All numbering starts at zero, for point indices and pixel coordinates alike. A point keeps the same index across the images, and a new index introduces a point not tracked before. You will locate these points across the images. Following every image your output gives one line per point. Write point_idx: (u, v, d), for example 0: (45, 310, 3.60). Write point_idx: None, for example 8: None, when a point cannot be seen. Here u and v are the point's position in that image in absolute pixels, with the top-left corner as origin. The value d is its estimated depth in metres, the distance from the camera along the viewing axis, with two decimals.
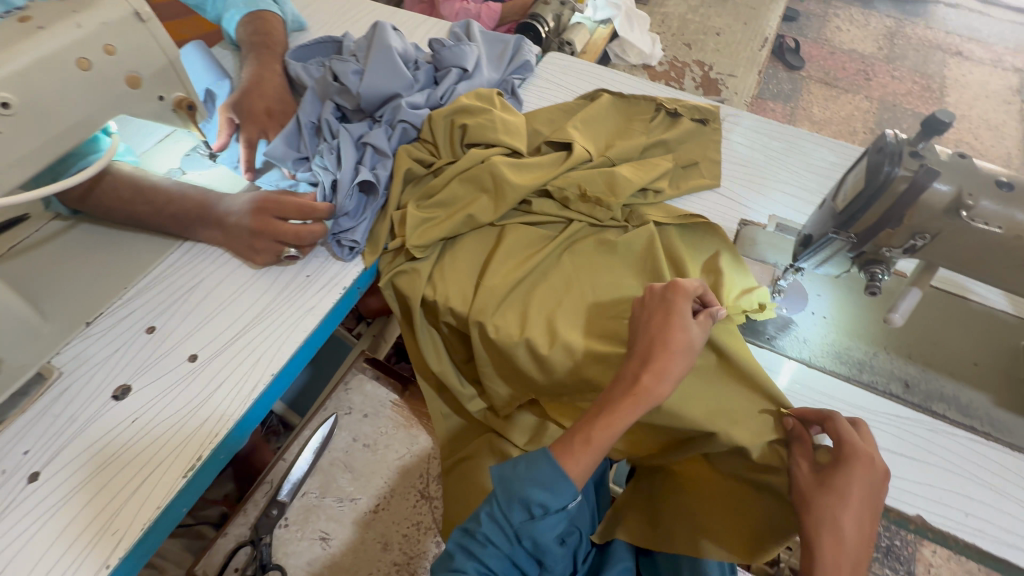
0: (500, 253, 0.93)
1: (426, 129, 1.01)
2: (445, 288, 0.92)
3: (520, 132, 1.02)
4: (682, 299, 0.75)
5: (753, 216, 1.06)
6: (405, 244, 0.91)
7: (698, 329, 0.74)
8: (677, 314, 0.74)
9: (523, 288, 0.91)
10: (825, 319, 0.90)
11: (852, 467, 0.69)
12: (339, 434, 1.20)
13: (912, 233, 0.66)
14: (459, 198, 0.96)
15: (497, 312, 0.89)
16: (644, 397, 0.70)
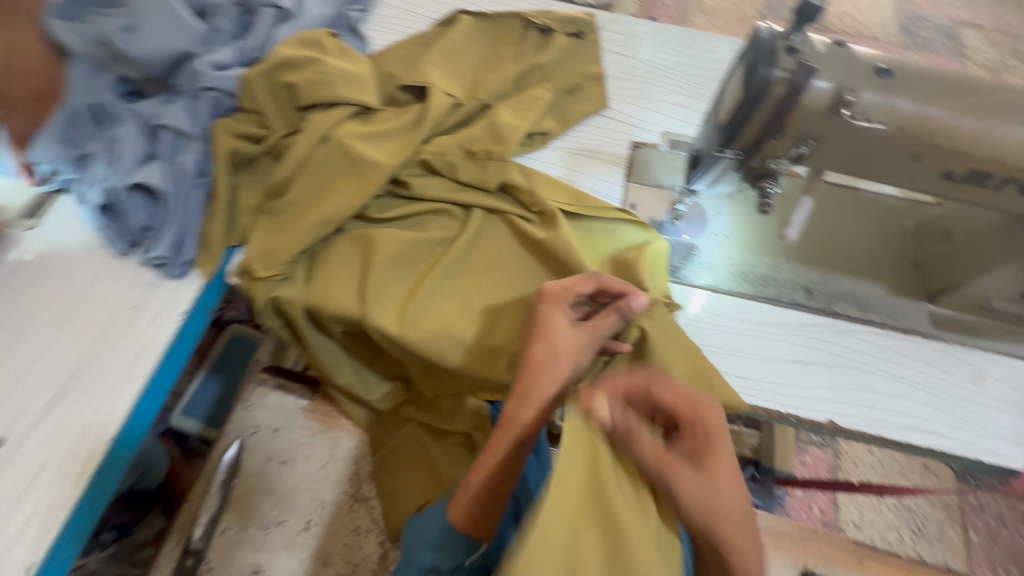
0: (396, 257, 0.78)
1: (244, 95, 0.81)
2: (321, 289, 0.77)
3: (365, 79, 0.85)
4: (552, 307, 0.67)
5: (644, 136, 0.97)
6: (252, 250, 0.76)
7: (573, 339, 0.65)
8: (543, 328, 0.66)
9: (431, 291, 0.79)
10: (727, 240, 0.86)
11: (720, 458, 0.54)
12: (250, 457, 1.08)
13: (797, 140, 0.59)
14: (314, 180, 0.78)
15: (396, 312, 0.77)
16: (510, 429, 0.62)
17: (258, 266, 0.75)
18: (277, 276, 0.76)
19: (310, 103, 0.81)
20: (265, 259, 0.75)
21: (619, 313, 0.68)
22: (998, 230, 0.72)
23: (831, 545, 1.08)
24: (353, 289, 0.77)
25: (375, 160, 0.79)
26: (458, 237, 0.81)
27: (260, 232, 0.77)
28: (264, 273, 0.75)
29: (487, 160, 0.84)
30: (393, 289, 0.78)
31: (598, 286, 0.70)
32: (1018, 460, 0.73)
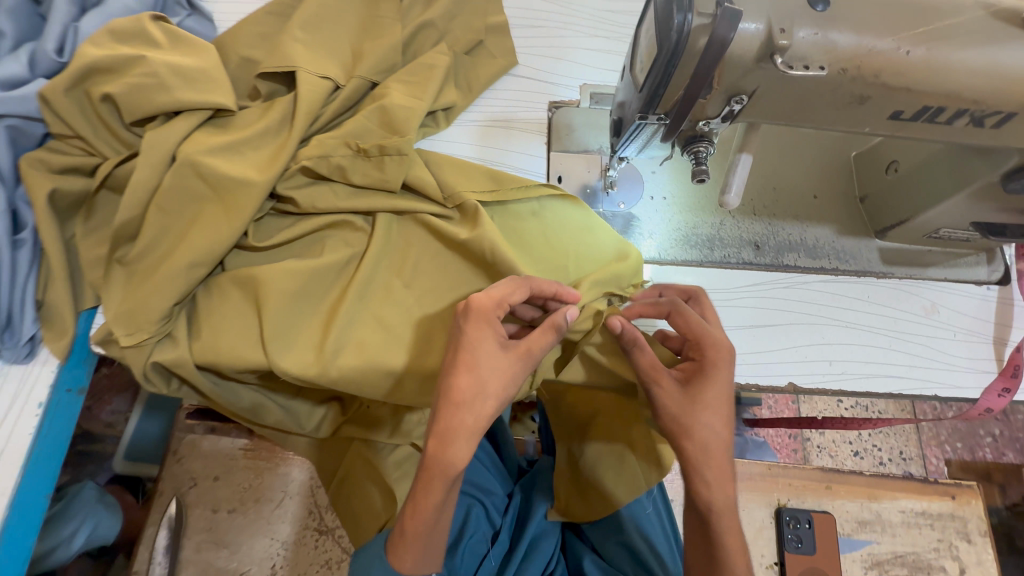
0: (296, 290, 0.66)
1: (54, 118, 0.65)
2: (211, 340, 0.64)
3: (212, 75, 0.67)
4: (477, 326, 0.55)
5: (562, 93, 0.84)
6: (114, 312, 0.62)
7: (500, 367, 0.55)
8: (467, 353, 0.54)
9: (346, 321, 0.66)
10: (665, 202, 0.78)
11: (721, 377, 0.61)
12: (193, 512, 0.98)
13: (727, 97, 0.50)
14: (172, 214, 0.64)
15: (306, 357, 0.64)
16: (438, 469, 0.54)
17: (122, 333, 0.62)
18: (151, 339, 0.63)
19: (145, 116, 0.64)
20: (130, 322, 0.62)
21: (552, 330, 0.57)
22: (940, 159, 0.65)
23: (802, 476, 1.09)
24: (250, 335, 0.65)
25: (240, 178, 0.64)
26: (366, 252, 0.69)
27: (118, 288, 0.64)
28: (135, 339, 0.62)
29: (382, 156, 0.69)
30: (301, 324, 0.66)
31: (531, 293, 0.59)
32: (974, 389, 0.72)
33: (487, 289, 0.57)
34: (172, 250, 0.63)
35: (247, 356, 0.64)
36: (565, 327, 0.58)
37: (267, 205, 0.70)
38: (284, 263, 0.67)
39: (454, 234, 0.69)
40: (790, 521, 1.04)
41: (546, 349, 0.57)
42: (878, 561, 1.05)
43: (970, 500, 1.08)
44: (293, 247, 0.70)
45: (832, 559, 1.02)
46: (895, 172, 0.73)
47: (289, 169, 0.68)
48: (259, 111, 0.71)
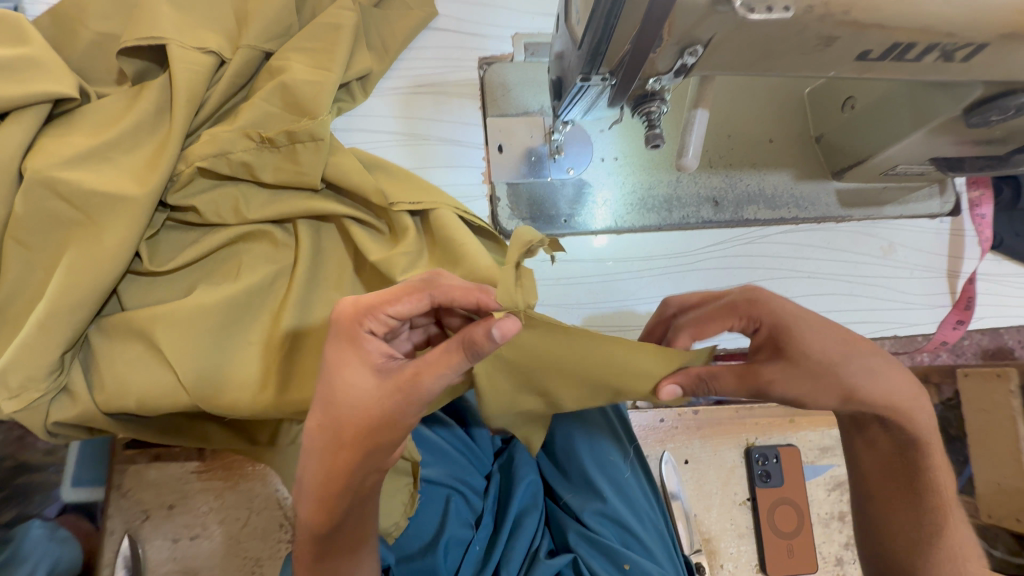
0: (211, 322, 0.56)
1: None
2: (122, 387, 0.55)
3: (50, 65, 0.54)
4: (341, 345, 0.47)
5: (493, 46, 0.74)
6: None
7: (366, 391, 0.46)
8: (330, 378, 0.46)
9: (283, 346, 0.57)
10: (617, 163, 0.72)
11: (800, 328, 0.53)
12: (152, 546, 0.91)
13: (680, 49, 0.43)
14: (36, 248, 0.53)
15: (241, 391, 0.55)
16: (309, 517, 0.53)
17: (3, 398, 0.51)
18: (43, 397, 0.53)
19: None
20: (10, 384, 0.51)
21: (466, 352, 0.42)
22: (900, 95, 0.61)
23: (766, 414, 1.13)
24: (170, 374, 0.56)
25: (114, 194, 0.52)
26: (295, 264, 0.59)
27: None
28: (22, 402, 0.52)
29: (293, 145, 0.57)
30: (227, 354, 0.57)
31: (427, 303, 0.44)
32: (931, 324, 0.73)
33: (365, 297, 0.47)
34: (48, 291, 0.52)
35: (169, 402, 0.55)
36: (470, 349, 0.41)
37: (159, 215, 0.59)
38: (198, 295, 0.58)
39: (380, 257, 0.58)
40: (759, 458, 1.08)
41: (433, 371, 0.44)
42: (838, 482, 1.11)
43: None
44: (201, 268, 0.60)
45: (798, 487, 1.08)
46: (852, 110, 0.69)
47: (180, 173, 0.57)
48: (125, 102, 0.58)
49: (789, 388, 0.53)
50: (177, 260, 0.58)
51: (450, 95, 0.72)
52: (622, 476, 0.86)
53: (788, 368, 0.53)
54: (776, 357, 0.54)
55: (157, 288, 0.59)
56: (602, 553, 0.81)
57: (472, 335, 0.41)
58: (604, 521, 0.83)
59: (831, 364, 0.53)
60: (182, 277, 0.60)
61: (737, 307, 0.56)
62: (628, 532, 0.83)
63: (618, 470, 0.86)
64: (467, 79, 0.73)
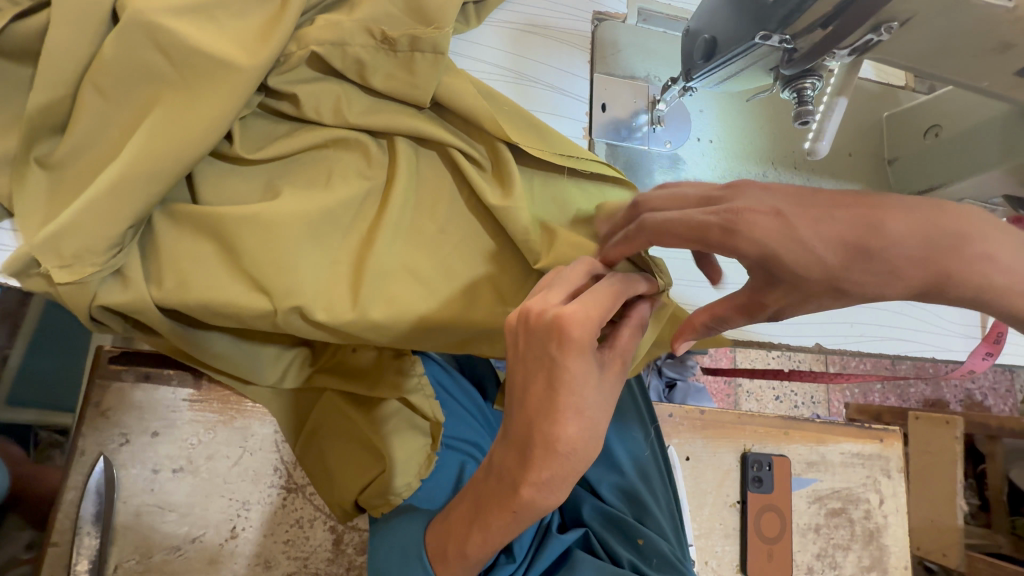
0: (299, 224, 0.50)
1: None
2: (186, 280, 0.50)
3: None
4: (581, 358, 0.42)
5: (608, 4, 0.72)
6: (32, 239, 0.45)
7: (606, 395, 0.45)
8: (571, 396, 0.43)
9: (377, 271, 0.53)
10: (711, 146, 0.72)
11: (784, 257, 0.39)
12: (128, 473, 0.83)
13: (874, 25, 0.43)
14: (116, 100, 0.46)
15: (332, 310, 0.51)
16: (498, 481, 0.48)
17: (52, 266, 0.45)
18: (98, 273, 0.47)
19: None
20: (63, 252, 0.45)
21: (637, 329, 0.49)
22: (994, 130, 0.63)
23: (764, 424, 1.17)
24: (246, 273, 0.50)
25: (220, 57, 0.46)
26: (393, 182, 0.55)
27: (39, 197, 0.48)
28: (73, 274, 0.46)
29: (412, 52, 0.53)
30: (309, 263, 0.51)
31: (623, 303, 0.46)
32: (961, 352, 0.78)
33: (582, 303, 0.43)
34: (124, 154, 0.45)
35: (239, 303, 0.50)
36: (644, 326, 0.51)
37: (253, 99, 0.53)
38: (285, 195, 0.52)
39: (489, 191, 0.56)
40: (753, 464, 1.12)
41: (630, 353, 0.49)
42: (819, 496, 1.17)
43: (893, 442, 1.24)
44: (286, 166, 0.54)
45: (785, 496, 1.12)
46: (935, 137, 0.72)
47: (290, 55, 0.51)
48: None
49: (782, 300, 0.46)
50: (266, 153, 0.53)
51: (558, 44, 0.70)
52: (642, 458, 0.87)
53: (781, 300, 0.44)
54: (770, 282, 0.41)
55: (232, 178, 0.53)
56: (611, 524, 0.81)
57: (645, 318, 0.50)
58: (618, 495, 0.85)
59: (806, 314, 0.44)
60: (261, 173, 0.54)
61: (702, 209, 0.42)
62: (641, 508, 0.83)
63: (638, 448, 0.88)
64: (576, 30, 0.71)
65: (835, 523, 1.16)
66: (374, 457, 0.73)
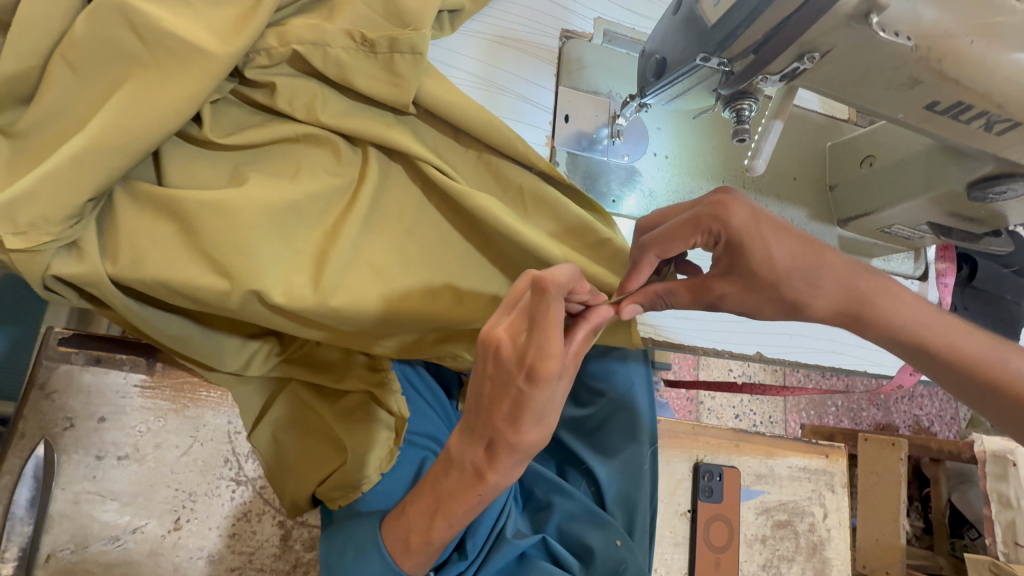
0: (260, 212, 0.51)
1: None
2: (142, 255, 0.50)
3: None
4: (545, 390, 0.44)
5: (576, 24, 0.77)
6: None
7: (560, 402, 0.49)
8: (535, 414, 0.46)
9: (339, 260, 0.54)
10: (666, 161, 0.76)
11: (754, 250, 0.52)
12: (69, 459, 0.80)
13: (799, 54, 0.48)
14: (84, 75, 0.47)
15: (292, 295, 0.52)
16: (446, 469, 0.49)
17: (6, 233, 0.45)
18: (54, 243, 0.47)
19: None
20: (18, 220, 0.45)
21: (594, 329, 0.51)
22: (918, 161, 0.69)
23: (716, 436, 1.21)
24: (204, 252, 0.51)
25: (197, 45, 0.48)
26: (361, 177, 0.57)
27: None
28: (27, 241, 0.46)
29: (391, 54, 0.55)
30: (269, 248, 0.52)
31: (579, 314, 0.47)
32: (892, 368, 0.83)
33: (543, 344, 0.42)
34: (89, 128, 0.46)
35: (197, 282, 0.51)
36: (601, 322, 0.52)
37: (226, 86, 0.55)
38: (250, 182, 0.53)
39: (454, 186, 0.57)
40: (704, 474, 1.15)
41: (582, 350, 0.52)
42: (766, 508, 1.21)
43: (838, 458, 1.29)
44: (255, 155, 0.56)
45: (734, 507, 1.15)
46: (869, 166, 0.78)
47: (270, 50, 0.53)
48: None
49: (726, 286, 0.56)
50: (234, 139, 0.54)
51: (528, 58, 0.74)
52: (643, 465, 0.81)
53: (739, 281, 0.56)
54: (729, 273, 0.55)
55: (201, 162, 0.54)
56: (594, 524, 0.78)
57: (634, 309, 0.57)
58: (614, 499, 0.81)
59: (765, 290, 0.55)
60: (226, 157, 0.55)
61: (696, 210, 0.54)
62: (632, 516, 0.79)
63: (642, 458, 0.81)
64: (544, 46, 0.75)
65: (781, 535, 1.20)
66: (335, 449, 0.75)
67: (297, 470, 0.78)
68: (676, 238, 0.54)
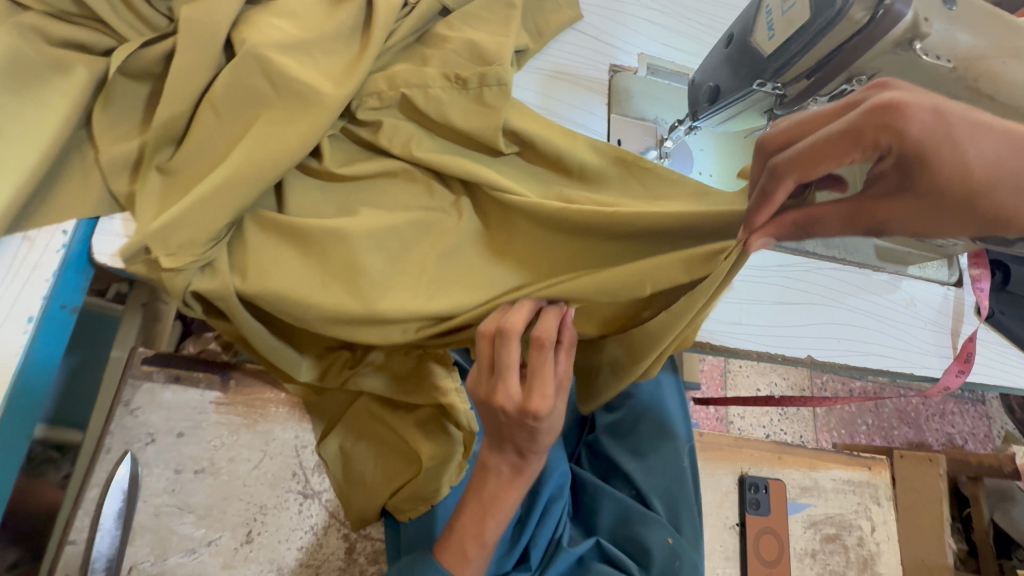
0: (369, 237, 0.58)
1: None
2: (269, 274, 0.57)
3: None
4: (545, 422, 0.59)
5: (622, 58, 0.84)
6: (145, 235, 0.53)
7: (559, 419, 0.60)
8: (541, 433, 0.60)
9: (438, 273, 0.60)
10: (712, 179, 0.80)
11: (941, 162, 0.39)
12: (150, 473, 0.84)
13: (848, 76, 0.55)
14: (225, 118, 0.55)
15: (396, 304, 0.57)
16: None
17: (161, 254, 0.54)
18: (193, 264, 0.55)
19: None
20: (170, 242, 0.53)
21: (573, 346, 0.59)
22: None
23: (759, 449, 1.22)
24: (319, 272, 0.58)
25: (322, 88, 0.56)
26: (449, 202, 0.64)
27: (153, 198, 0.56)
28: (177, 261, 0.54)
29: (481, 88, 0.63)
30: (377, 266, 0.58)
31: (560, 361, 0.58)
32: (937, 370, 0.86)
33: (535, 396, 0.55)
34: (231, 163, 0.54)
35: (310, 295, 0.57)
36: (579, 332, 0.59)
37: (338, 124, 0.63)
38: (360, 212, 0.61)
39: (527, 203, 0.60)
40: (750, 486, 1.16)
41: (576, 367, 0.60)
42: (814, 521, 1.20)
43: (881, 470, 1.29)
44: (360, 187, 0.63)
45: (782, 520, 1.15)
46: None
47: (383, 94, 0.63)
48: (322, 11, 0.61)
49: (898, 217, 0.43)
50: (344, 172, 0.61)
51: (583, 90, 0.81)
52: (687, 462, 0.88)
53: (917, 203, 0.41)
54: (899, 193, 0.42)
55: (314, 193, 0.62)
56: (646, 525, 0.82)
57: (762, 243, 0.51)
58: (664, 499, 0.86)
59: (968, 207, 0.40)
60: (334, 187, 0.63)
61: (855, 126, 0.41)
62: (677, 513, 0.84)
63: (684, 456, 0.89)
64: (595, 80, 0.82)
65: (830, 549, 1.19)
66: (409, 461, 0.83)
67: (364, 486, 0.85)
68: (826, 159, 0.42)
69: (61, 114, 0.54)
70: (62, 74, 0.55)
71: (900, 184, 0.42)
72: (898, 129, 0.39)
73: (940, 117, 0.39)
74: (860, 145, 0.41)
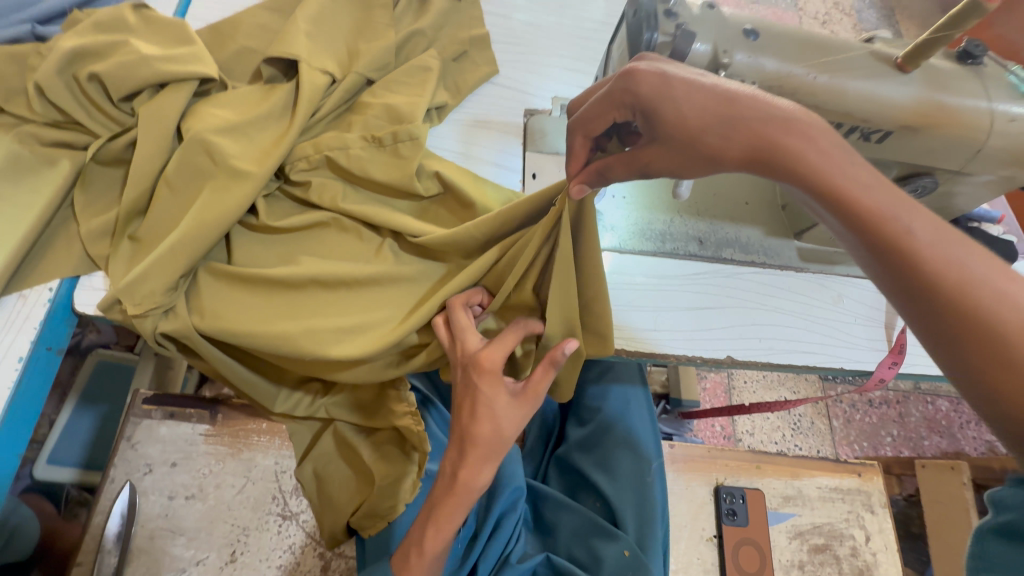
0: (305, 276, 0.69)
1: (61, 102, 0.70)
2: (217, 315, 0.69)
3: (200, 57, 0.72)
4: (490, 384, 0.65)
5: (537, 103, 0.95)
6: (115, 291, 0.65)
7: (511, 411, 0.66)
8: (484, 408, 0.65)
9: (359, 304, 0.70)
10: (624, 202, 0.90)
11: (665, 110, 0.48)
12: (147, 499, 0.95)
13: None
14: (177, 191, 0.68)
15: (319, 331, 0.67)
16: None
17: (130, 304, 0.65)
18: (155, 309, 0.66)
19: (133, 89, 0.69)
20: (136, 295, 0.65)
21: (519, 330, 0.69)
22: None
23: (736, 458, 1.22)
24: (256, 311, 0.69)
25: (257, 158, 0.69)
26: (369, 242, 0.74)
27: (124, 260, 0.69)
28: (141, 308, 0.65)
29: (395, 144, 0.74)
30: (308, 305, 0.70)
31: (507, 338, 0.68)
32: (872, 363, 0.87)
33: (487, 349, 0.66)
34: (182, 228, 0.66)
35: (247, 328, 0.67)
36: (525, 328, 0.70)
37: (275, 185, 0.76)
38: (297, 259, 0.72)
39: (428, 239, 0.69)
40: (726, 497, 1.16)
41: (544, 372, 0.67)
42: (800, 531, 1.18)
43: (873, 476, 1.25)
44: (295, 237, 0.75)
45: (762, 530, 1.14)
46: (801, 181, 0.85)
47: (310, 158, 0.75)
48: (259, 95, 0.75)
49: (665, 163, 0.51)
50: (276, 225, 0.73)
51: (501, 134, 0.92)
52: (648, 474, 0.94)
53: (659, 148, 0.50)
54: (654, 140, 0.50)
55: (255, 245, 0.74)
56: (605, 538, 0.89)
57: (587, 197, 0.58)
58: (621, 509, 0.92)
59: (701, 147, 0.48)
60: (270, 238, 0.74)
61: (610, 92, 0.51)
62: (645, 532, 0.88)
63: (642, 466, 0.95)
64: (512, 124, 0.93)
65: (820, 560, 1.16)
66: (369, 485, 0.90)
67: (331, 507, 0.92)
68: (595, 118, 0.53)
69: (51, 198, 0.69)
70: (53, 166, 0.70)
71: (651, 134, 0.50)
72: (635, 87, 0.49)
73: (668, 74, 0.48)
74: (617, 103, 0.51)
